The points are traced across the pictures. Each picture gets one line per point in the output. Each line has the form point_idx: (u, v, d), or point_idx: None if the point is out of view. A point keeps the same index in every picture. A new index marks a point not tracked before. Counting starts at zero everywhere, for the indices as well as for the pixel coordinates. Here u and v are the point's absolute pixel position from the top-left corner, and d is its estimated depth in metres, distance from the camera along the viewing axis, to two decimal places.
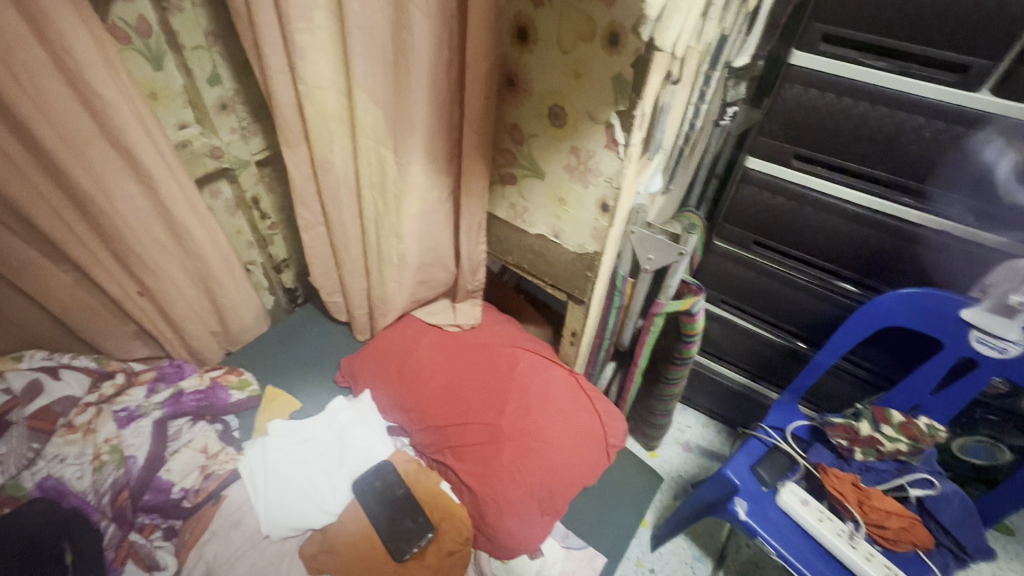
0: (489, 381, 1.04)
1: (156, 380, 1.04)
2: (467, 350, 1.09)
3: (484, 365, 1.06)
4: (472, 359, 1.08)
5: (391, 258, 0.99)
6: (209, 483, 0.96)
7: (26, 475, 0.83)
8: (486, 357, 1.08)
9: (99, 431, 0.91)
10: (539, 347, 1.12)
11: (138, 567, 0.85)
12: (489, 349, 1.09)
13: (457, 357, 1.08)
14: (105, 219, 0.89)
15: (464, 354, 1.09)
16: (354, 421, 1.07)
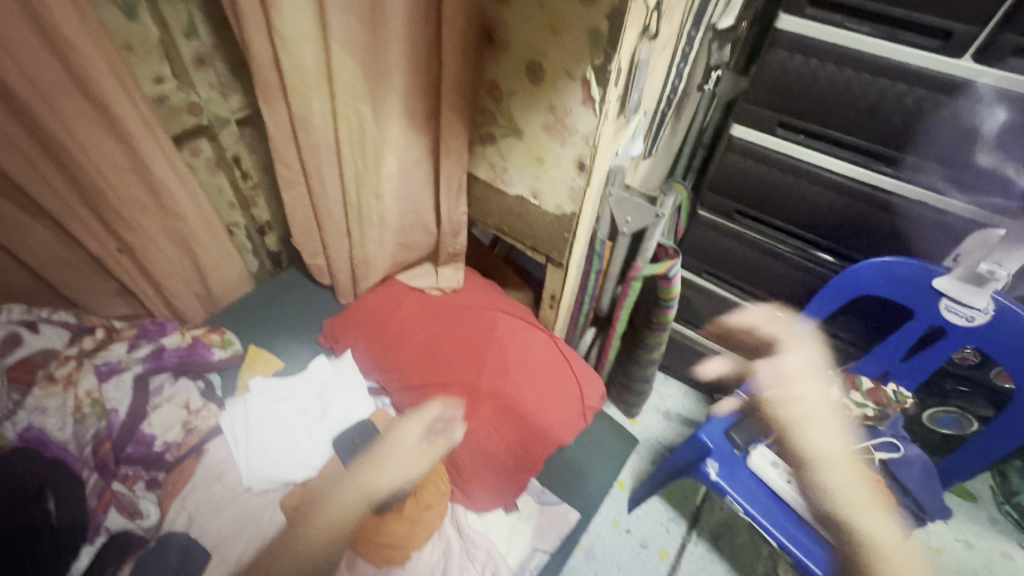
0: (469, 342, 1.05)
1: (138, 336, 1.04)
2: (448, 312, 1.11)
3: (464, 327, 1.08)
4: (452, 321, 1.09)
5: (372, 219, 0.99)
6: (191, 437, 0.97)
7: (9, 424, 0.85)
8: (467, 319, 1.09)
9: (79, 384, 0.92)
10: (518, 312, 1.14)
11: (121, 515, 0.88)
12: (470, 311, 1.11)
13: (438, 319, 1.10)
14: (83, 174, 0.89)
15: (445, 317, 1.10)
16: (335, 380, 1.08)
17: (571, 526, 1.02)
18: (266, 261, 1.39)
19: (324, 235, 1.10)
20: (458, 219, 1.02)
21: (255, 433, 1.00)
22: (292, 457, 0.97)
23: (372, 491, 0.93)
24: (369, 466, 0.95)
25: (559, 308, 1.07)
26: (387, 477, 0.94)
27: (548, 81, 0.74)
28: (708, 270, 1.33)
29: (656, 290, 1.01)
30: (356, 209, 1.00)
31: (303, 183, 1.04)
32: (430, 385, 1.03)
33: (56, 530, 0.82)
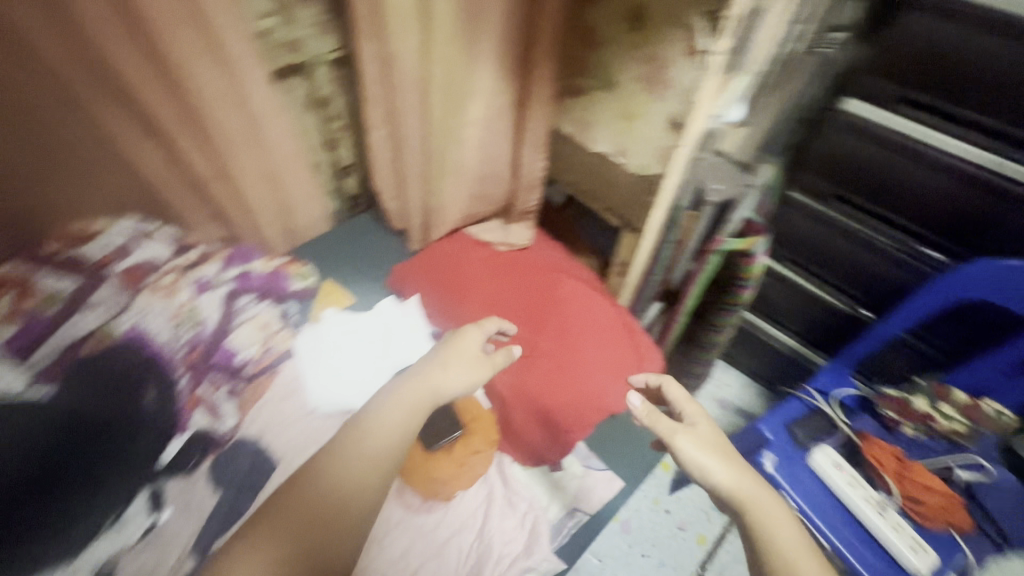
0: (532, 301, 1.08)
1: (228, 258, 1.11)
2: (515, 270, 1.13)
3: (530, 286, 1.10)
4: (518, 279, 1.11)
5: (452, 168, 1.01)
6: (268, 355, 1.06)
7: (119, 320, 0.91)
8: (533, 279, 1.11)
9: (179, 294, 1.00)
10: (587, 277, 1.13)
11: (205, 415, 0.96)
12: (537, 272, 1.12)
13: (505, 275, 1.12)
14: (196, 98, 0.94)
15: (512, 274, 1.12)
16: (401, 321, 1.13)
17: (613, 493, 1.01)
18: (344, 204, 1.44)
19: (402, 178, 1.12)
20: (534, 174, 1.01)
21: (327, 360, 1.07)
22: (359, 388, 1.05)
23: (440, 393, 0.85)
24: (434, 368, 0.87)
25: (627, 276, 1.06)
26: (455, 378, 0.87)
27: (653, 28, 0.72)
28: (790, 258, 1.24)
29: (733, 269, 0.96)
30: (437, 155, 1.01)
31: (387, 126, 1.06)
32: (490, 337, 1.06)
33: (151, 420, 0.90)
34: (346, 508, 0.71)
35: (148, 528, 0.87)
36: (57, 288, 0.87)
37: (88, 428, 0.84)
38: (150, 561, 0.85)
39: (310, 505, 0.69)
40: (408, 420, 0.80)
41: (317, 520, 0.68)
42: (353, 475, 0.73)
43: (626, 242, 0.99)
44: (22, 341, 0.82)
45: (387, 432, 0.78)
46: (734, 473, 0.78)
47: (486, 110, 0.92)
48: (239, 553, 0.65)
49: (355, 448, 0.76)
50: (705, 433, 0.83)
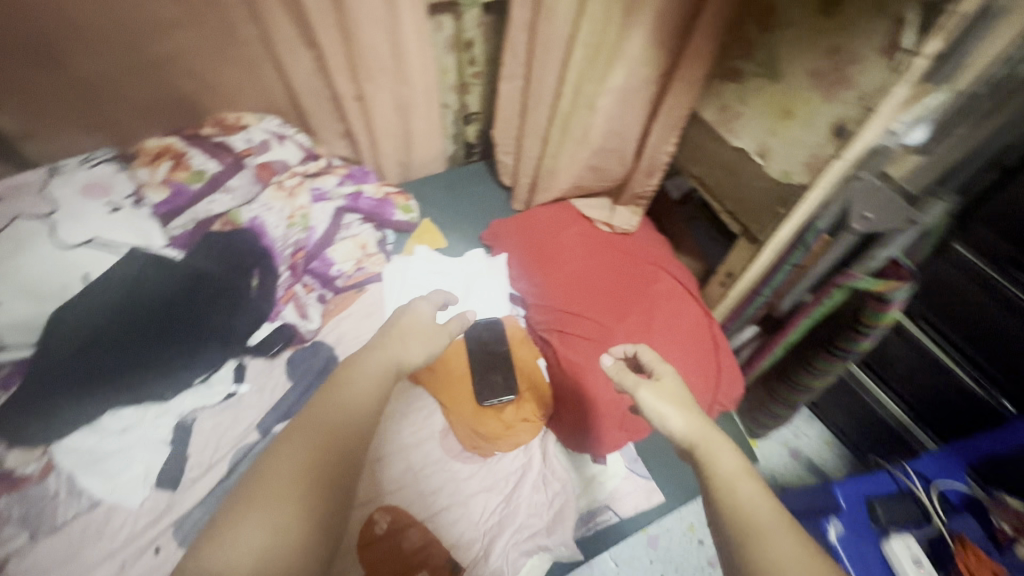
0: (620, 288, 1.03)
1: (347, 177, 1.18)
2: (612, 253, 1.08)
3: (623, 273, 1.05)
4: (613, 263, 1.06)
5: (579, 133, 0.98)
6: (360, 274, 1.12)
7: (245, 209, 1.03)
8: (628, 266, 1.06)
9: (298, 198, 1.07)
10: (685, 279, 1.05)
11: (295, 311, 1.05)
12: (634, 261, 1.06)
13: (599, 255, 1.08)
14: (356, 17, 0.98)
15: (608, 256, 1.08)
16: (485, 274, 1.14)
17: (649, 505, 0.97)
18: (461, 149, 1.47)
19: (522, 133, 1.11)
20: (658, 157, 0.96)
21: (408, 290, 1.11)
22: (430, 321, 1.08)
23: (405, 364, 0.77)
24: (389, 339, 0.78)
25: (729, 289, 0.99)
26: (413, 350, 0.79)
27: (848, 18, 0.62)
28: (931, 318, 1.05)
29: (859, 312, 0.82)
30: (563, 117, 0.98)
31: (523, 79, 1.04)
32: (568, 313, 1.02)
33: (253, 304, 0.99)
34: (341, 469, 0.61)
35: (229, 395, 0.98)
36: (203, 169, 1.01)
37: (203, 298, 0.94)
38: (225, 422, 0.96)
39: (298, 469, 0.58)
40: (382, 377, 0.72)
41: (304, 483, 0.58)
42: (332, 432, 0.63)
43: (740, 249, 0.93)
44: (169, 209, 0.98)
45: (362, 390, 0.69)
46: (684, 414, 0.72)
47: (626, 79, 0.87)
48: (223, 528, 0.54)
49: (332, 405, 0.65)
50: (666, 387, 0.77)
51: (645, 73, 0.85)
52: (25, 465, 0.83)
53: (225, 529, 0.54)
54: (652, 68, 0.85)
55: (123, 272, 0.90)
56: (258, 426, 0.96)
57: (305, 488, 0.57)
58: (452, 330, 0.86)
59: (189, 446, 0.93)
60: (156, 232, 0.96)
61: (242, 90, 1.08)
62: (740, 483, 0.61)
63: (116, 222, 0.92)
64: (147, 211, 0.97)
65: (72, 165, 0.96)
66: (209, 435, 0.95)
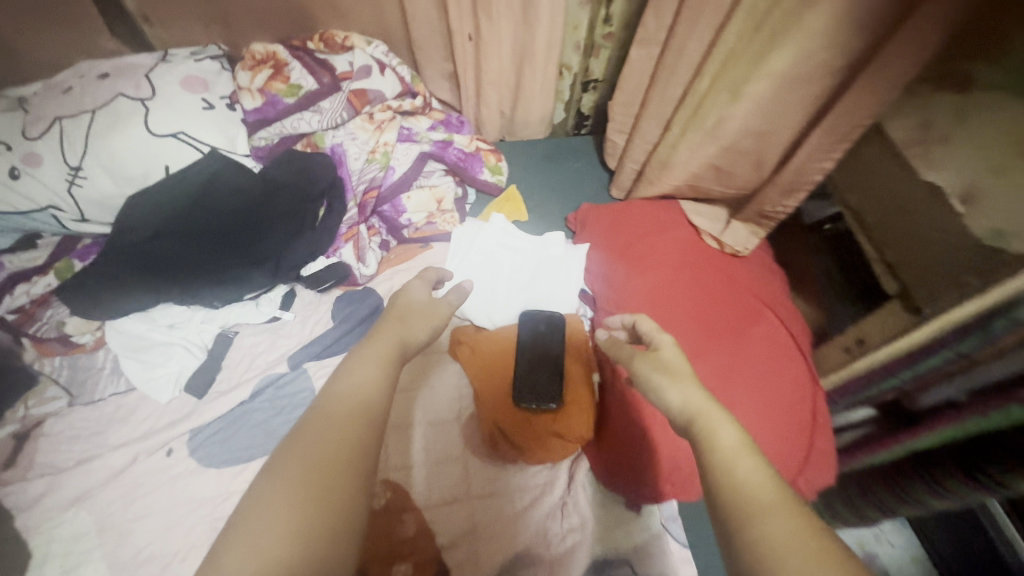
0: (716, 317, 0.85)
1: (440, 123, 1.10)
2: (716, 275, 0.89)
3: (726, 301, 0.86)
4: (715, 285, 0.88)
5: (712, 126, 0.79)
6: (428, 228, 1.04)
7: (330, 133, 0.98)
8: (734, 296, 0.87)
9: (384, 133, 0.99)
10: (800, 333, 0.85)
11: (353, 252, 0.97)
12: (742, 292, 0.87)
13: (699, 272, 0.90)
14: None
15: (712, 276, 0.89)
16: (560, 260, 1.01)
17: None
18: (572, 117, 1.32)
19: (642, 113, 0.94)
20: (808, 177, 0.74)
21: (476, 253, 1.02)
22: (489, 292, 0.99)
23: (407, 344, 0.67)
24: (389, 320, 0.69)
25: (852, 359, 0.79)
26: (417, 330, 0.69)
27: None
28: None
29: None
30: (695, 101, 0.80)
31: (660, 46, 0.87)
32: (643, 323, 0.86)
33: (313, 235, 0.94)
34: (358, 456, 0.50)
35: (274, 318, 0.96)
36: (299, 84, 0.97)
37: (266, 217, 0.90)
38: (263, 344, 0.95)
39: (306, 465, 0.48)
40: (383, 362, 0.60)
41: (321, 478, 0.47)
42: (338, 424, 0.51)
43: (887, 312, 0.73)
44: (259, 117, 0.96)
45: (361, 373, 0.57)
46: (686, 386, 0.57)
47: (800, 64, 0.65)
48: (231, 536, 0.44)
49: (343, 391, 0.54)
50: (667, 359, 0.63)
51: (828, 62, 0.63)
52: (81, 334, 0.89)
53: (237, 528, 0.44)
54: (841, 59, 0.62)
55: (201, 172, 0.90)
56: (289, 358, 0.93)
57: (319, 481, 0.47)
58: (451, 304, 0.78)
59: (224, 358, 0.92)
60: (241, 138, 0.96)
61: (356, 9, 1.01)
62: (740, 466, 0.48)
63: (206, 121, 0.92)
64: (239, 115, 0.96)
65: (182, 55, 0.96)
66: (244, 352, 0.94)
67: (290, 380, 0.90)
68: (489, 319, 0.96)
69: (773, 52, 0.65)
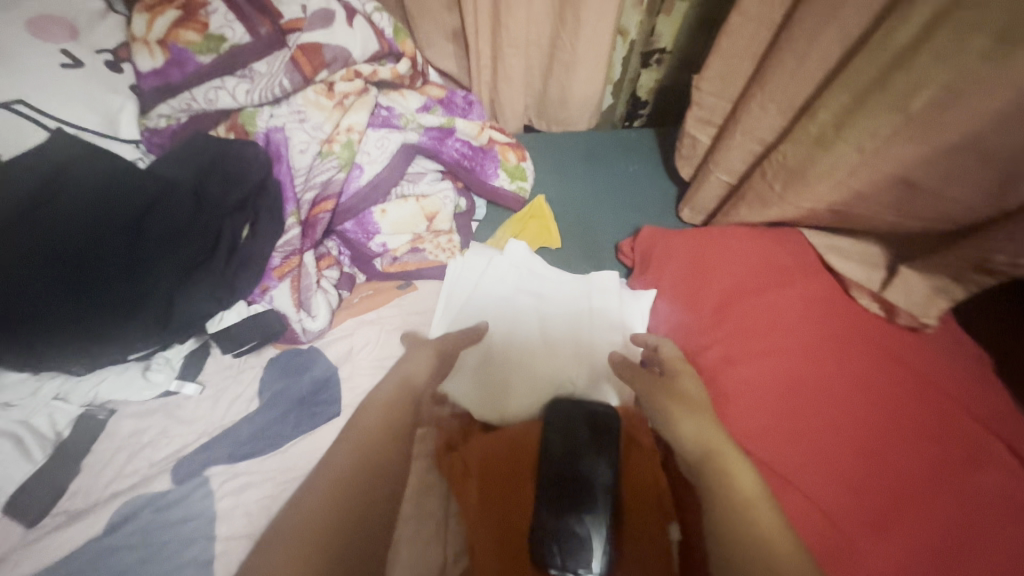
0: (897, 444, 0.49)
1: (438, 103, 0.76)
2: (891, 370, 0.53)
3: (912, 420, 0.51)
4: (889, 387, 0.52)
5: (933, 105, 0.42)
6: (410, 259, 0.70)
7: (266, 111, 0.65)
8: (927, 413, 0.51)
9: (348, 114, 0.65)
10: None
11: (291, 296, 0.63)
12: (943, 408, 0.51)
13: (857, 361, 0.54)
14: None
15: (885, 371, 0.53)
16: (608, 315, 0.67)
17: None
18: (623, 104, 0.97)
19: (756, 90, 0.59)
20: None
21: (482, 299, 0.68)
22: (500, 362, 0.64)
23: (412, 386, 0.57)
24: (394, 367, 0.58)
25: None
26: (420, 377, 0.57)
27: None
28: None
29: None
30: (892, 56, 0.44)
31: None
32: (759, 421, 0.53)
33: (228, 271, 0.60)
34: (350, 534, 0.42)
35: (168, 393, 0.63)
36: (222, 34, 0.63)
37: (150, 238, 0.57)
38: (149, 433, 0.61)
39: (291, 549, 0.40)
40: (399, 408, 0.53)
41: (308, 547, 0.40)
42: (323, 501, 0.44)
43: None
44: (160, 84, 0.62)
45: (355, 442, 0.49)
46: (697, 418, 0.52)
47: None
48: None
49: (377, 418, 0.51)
50: (682, 390, 0.55)
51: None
52: None
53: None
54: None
55: (34, 170, 0.54)
56: (174, 467, 0.58)
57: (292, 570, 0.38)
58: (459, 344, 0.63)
59: (86, 455, 0.60)
60: (127, 115, 0.63)
61: None
62: (763, 510, 0.44)
63: (69, 85, 0.58)
64: (129, 80, 0.63)
65: None
66: (117, 447, 0.60)
67: (177, 501, 0.56)
68: (497, 408, 0.62)
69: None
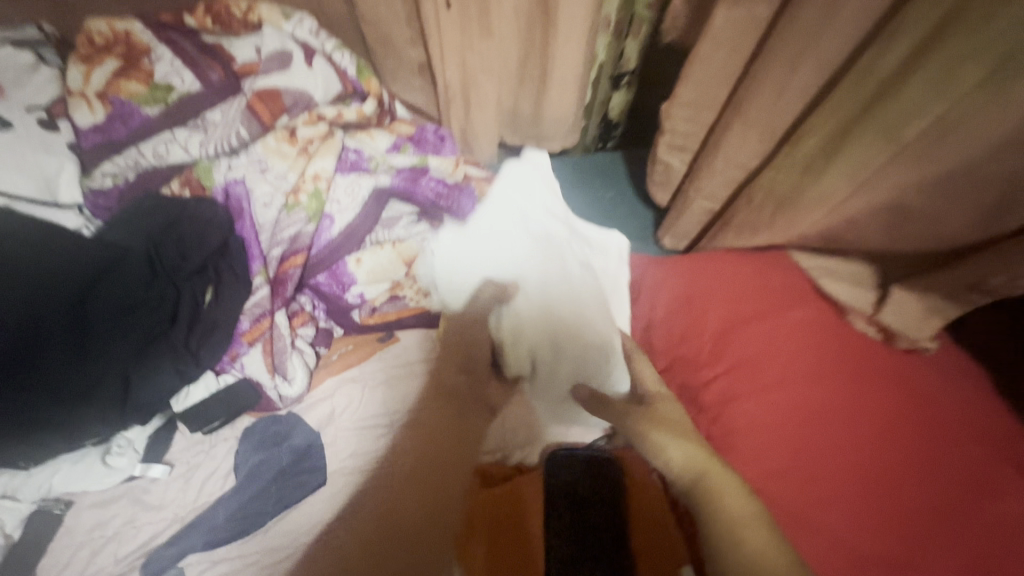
0: (923, 487, 0.47)
1: (408, 140, 0.71)
2: (927, 424, 0.50)
3: (960, 542, 0.44)
4: (918, 433, 0.49)
5: (926, 134, 0.42)
6: (390, 309, 0.66)
7: (223, 162, 0.60)
8: (986, 528, 0.44)
9: (314, 159, 0.61)
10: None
11: (264, 361, 0.58)
12: (973, 450, 0.48)
13: (907, 443, 0.49)
14: None
15: (940, 446, 0.48)
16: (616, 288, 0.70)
17: None
18: (595, 127, 0.92)
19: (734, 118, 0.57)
20: None
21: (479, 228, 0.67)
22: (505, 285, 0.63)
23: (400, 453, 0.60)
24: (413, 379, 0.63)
25: None
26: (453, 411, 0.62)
27: None
28: None
29: None
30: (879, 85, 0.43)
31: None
32: (775, 460, 0.50)
33: (190, 342, 0.54)
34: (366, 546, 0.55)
35: (133, 477, 0.57)
36: (169, 83, 0.59)
37: (96, 317, 0.52)
38: (114, 524, 0.56)
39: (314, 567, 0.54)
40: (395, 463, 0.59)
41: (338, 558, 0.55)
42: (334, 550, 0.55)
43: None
44: (102, 141, 0.58)
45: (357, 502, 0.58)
46: (684, 439, 0.46)
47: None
48: None
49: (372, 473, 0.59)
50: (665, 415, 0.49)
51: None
52: None
53: None
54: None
55: None
56: (143, 565, 0.53)
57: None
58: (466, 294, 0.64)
59: (42, 556, 0.54)
60: (67, 177, 0.56)
61: None
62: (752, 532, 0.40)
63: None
64: (67, 137, 0.57)
65: None
66: (79, 545, 0.55)
67: None
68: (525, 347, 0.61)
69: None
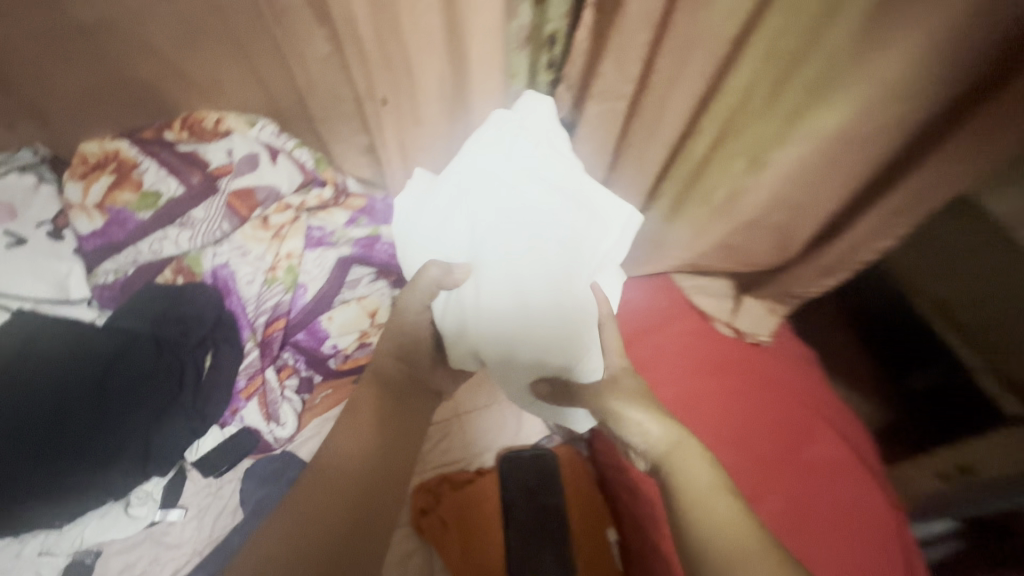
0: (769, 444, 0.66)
1: (361, 213, 0.83)
2: (767, 397, 0.69)
3: (792, 479, 0.63)
4: (762, 405, 0.68)
5: (727, 199, 0.60)
6: (361, 354, 0.78)
7: (209, 251, 0.73)
8: (807, 466, 0.64)
9: (285, 241, 0.75)
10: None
11: (260, 411, 0.70)
12: (798, 411, 0.68)
13: (792, 415, 0.68)
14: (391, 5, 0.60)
15: (777, 412, 0.68)
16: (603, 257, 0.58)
17: None
18: None
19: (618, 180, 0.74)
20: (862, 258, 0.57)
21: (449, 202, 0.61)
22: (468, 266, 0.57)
23: None
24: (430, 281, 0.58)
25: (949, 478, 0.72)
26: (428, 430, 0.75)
27: None
28: None
29: None
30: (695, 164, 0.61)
31: None
32: None
33: (197, 403, 0.66)
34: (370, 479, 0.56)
35: (153, 523, 0.67)
36: (157, 191, 0.73)
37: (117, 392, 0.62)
38: (141, 564, 0.66)
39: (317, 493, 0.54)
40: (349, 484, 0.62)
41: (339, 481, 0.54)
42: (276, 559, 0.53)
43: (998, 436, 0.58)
44: (103, 243, 0.70)
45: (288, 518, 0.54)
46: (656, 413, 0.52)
47: (859, 127, 0.47)
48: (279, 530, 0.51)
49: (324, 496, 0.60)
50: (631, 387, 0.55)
51: (900, 119, 0.45)
52: None
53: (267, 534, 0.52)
54: (940, 100, 0.43)
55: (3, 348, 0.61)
56: None
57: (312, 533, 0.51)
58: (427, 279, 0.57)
59: None
60: (76, 277, 0.68)
61: (229, 81, 0.80)
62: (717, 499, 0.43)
63: (16, 263, 0.66)
64: (71, 244, 0.69)
65: None
66: None
67: None
68: (471, 343, 0.57)
69: (818, 108, 0.49)
